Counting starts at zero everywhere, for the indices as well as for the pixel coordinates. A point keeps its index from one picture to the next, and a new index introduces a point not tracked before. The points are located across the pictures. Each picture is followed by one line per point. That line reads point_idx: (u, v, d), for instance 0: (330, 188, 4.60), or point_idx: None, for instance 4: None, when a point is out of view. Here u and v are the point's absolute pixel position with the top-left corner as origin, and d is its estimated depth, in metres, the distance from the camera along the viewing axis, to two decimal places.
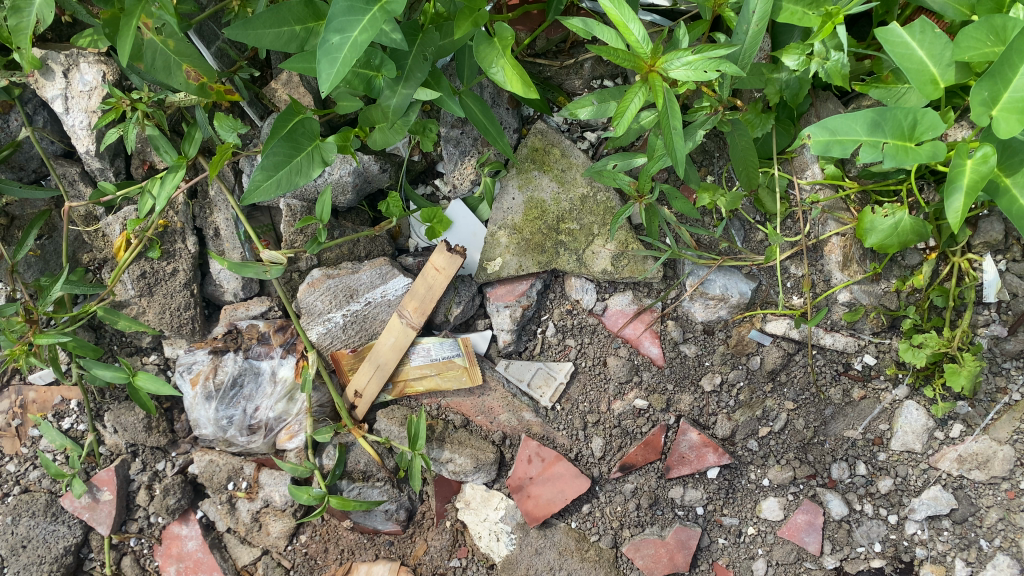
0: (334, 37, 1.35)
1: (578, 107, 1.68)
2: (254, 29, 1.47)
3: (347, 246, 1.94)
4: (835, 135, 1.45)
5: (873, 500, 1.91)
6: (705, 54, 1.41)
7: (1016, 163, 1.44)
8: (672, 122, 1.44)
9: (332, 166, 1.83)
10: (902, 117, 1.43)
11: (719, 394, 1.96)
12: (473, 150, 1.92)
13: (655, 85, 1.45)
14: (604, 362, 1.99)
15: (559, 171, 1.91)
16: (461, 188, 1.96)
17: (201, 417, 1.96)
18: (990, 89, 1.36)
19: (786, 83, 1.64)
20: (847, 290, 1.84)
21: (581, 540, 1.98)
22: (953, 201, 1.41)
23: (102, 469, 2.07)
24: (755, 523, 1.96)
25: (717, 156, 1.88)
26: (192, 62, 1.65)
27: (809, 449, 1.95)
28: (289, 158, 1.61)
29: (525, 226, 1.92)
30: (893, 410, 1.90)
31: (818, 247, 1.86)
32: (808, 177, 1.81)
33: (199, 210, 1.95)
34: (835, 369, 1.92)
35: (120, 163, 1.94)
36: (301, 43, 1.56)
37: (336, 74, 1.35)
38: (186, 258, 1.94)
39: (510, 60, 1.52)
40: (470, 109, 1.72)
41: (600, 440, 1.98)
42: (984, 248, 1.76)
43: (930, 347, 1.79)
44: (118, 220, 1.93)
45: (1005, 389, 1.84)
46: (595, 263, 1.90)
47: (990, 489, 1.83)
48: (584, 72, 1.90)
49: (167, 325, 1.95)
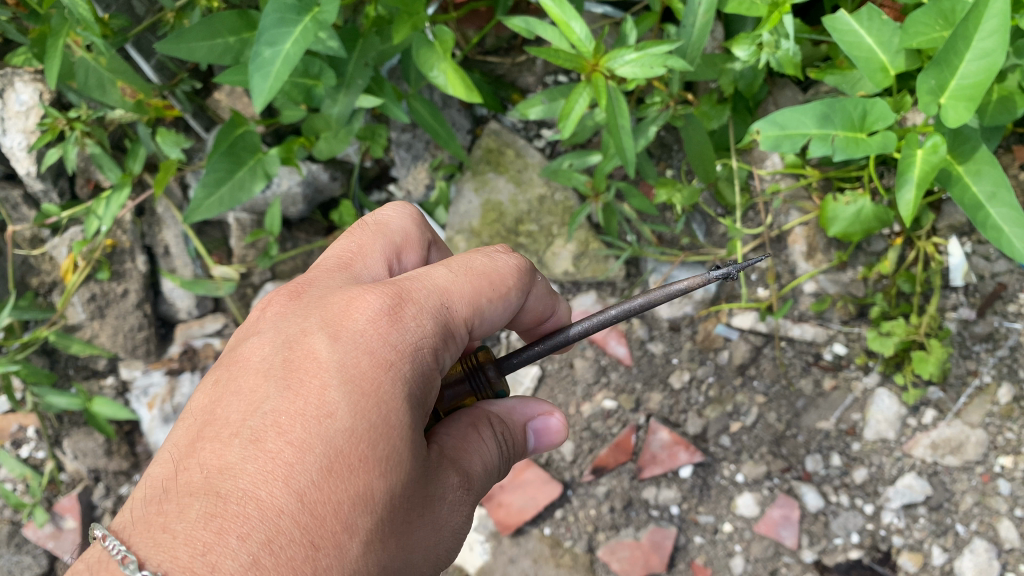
0: (266, 50, 1.31)
1: (529, 107, 1.66)
2: (186, 43, 1.42)
3: (301, 258, 1.89)
4: (785, 129, 1.41)
5: (848, 491, 1.86)
6: (649, 51, 1.37)
7: (968, 150, 1.42)
8: (620, 121, 1.44)
9: (280, 178, 1.78)
10: (852, 108, 1.39)
11: (689, 391, 1.96)
12: (426, 153, 1.87)
13: (599, 85, 1.42)
14: (571, 364, 2.03)
15: (514, 171, 1.85)
16: (416, 194, 1.90)
17: (160, 440, 1.90)
18: (937, 77, 1.34)
19: (740, 72, 1.60)
20: (813, 280, 1.86)
21: (556, 546, 1.93)
22: (905, 193, 1.37)
23: (64, 497, 2.02)
24: (731, 519, 1.89)
25: (675, 150, 1.84)
26: (126, 78, 1.58)
27: (783, 442, 1.91)
28: (229, 173, 1.57)
29: (483, 230, 1.85)
30: (865, 399, 1.87)
31: (781, 238, 1.88)
32: (768, 167, 1.83)
33: (147, 227, 1.89)
34: (805, 360, 1.91)
35: (64, 183, 1.86)
36: (237, 55, 1.50)
37: (270, 90, 1.31)
38: (136, 278, 1.88)
39: (451, 62, 1.49)
40: (418, 113, 1.68)
41: (571, 444, 1.99)
42: (949, 231, 1.81)
43: (897, 335, 1.77)
44: (64, 241, 1.88)
45: (976, 372, 1.82)
46: (555, 264, 1.83)
47: (964, 473, 1.79)
48: (536, 69, 1.85)
49: (121, 347, 1.90)
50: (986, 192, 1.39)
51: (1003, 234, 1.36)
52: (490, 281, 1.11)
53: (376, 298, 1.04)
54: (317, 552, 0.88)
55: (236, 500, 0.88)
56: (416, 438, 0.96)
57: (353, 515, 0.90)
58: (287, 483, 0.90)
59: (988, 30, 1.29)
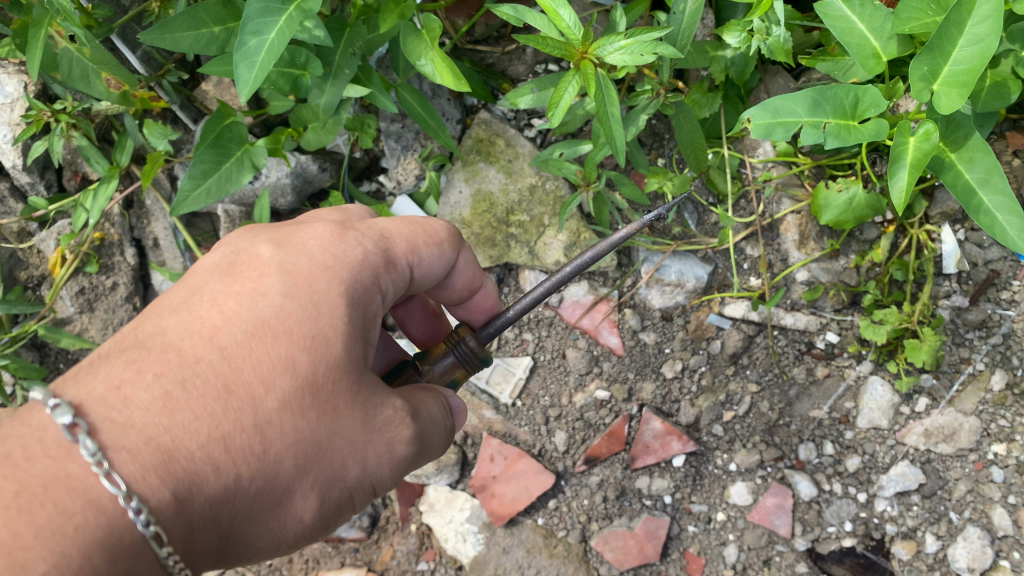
0: (251, 40, 1.29)
1: (518, 95, 1.65)
2: (171, 33, 1.40)
3: None
4: (778, 116, 1.37)
5: (841, 479, 1.87)
6: (639, 38, 1.36)
7: (961, 137, 1.41)
8: (609, 110, 1.42)
9: (268, 169, 1.76)
10: (844, 95, 1.38)
11: (681, 379, 1.92)
12: (415, 144, 1.85)
13: (588, 73, 1.41)
14: (562, 354, 1.95)
15: (505, 162, 1.84)
16: (406, 184, 1.87)
17: None
18: (930, 64, 1.33)
19: (732, 60, 1.59)
20: (806, 268, 1.83)
21: (549, 537, 1.92)
22: (898, 180, 1.37)
23: None
24: (724, 508, 1.90)
25: (667, 138, 1.82)
26: (111, 69, 1.56)
27: (776, 431, 1.91)
28: (216, 164, 1.55)
29: (474, 220, 1.85)
30: (858, 386, 1.87)
31: (773, 227, 1.84)
32: (760, 155, 1.81)
33: (136, 220, 1.88)
34: (798, 349, 1.89)
35: (51, 175, 1.84)
36: (222, 44, 1.49)
37: (255, 80, 1.29)
38: (125, 271, 1.87)
39: (439, 52, 1.47)
40: (407, 102, 1.67)
41: (563, 434, 1.94)
42: (941, 219, 1.79)
43: (890, 324, 1.77)
44: (51, 235, 1.86)
45: (969, 360, 1.81)
46: (547, 254, 1.82)
47: (958, 461, 1.81)
48: (526, 57, 1.83)
49: (111, 341, 1.87)
50: (979, 178, 1.38)
51: (996, 221, 1.36)
52: (425, 231, 1.30)
53: (322, 225, 1.20)
54: (230, 400, 1.04)
55: (171, 356, 1.05)
56: (345, 335, 1.11)
57: (271, 378, 1.06)
58: (213, 340, 1.07)
59: (982, 15, 1.28)
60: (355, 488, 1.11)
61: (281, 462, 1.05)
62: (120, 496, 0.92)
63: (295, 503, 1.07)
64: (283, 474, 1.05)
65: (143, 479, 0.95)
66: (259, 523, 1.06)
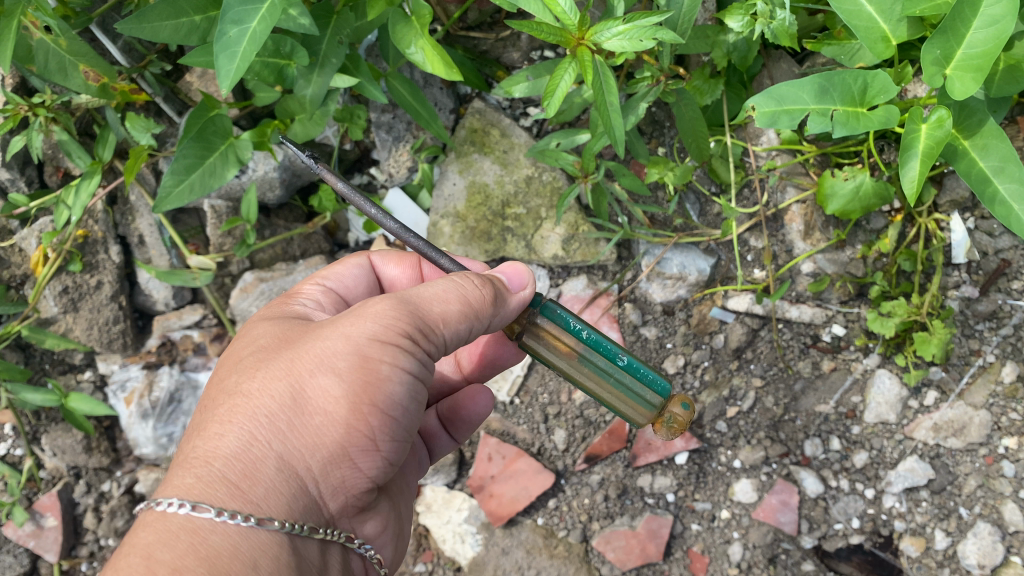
0: (232, 29, 1.23)
1: (513, 83, 1.59)
2: (150, 23, 1.34)
3: (279, 245, 1.81)
4: (783, 103, 1.31)
5: (848, 475, 1.83)
6: (636, 24, 1.30)
7: (974, 124, 1.35)
8: (608, 99, 1.36)
9: (255, 162, 1.71)
10: (852, 82, 1.31)
11: (684, 375, 1.87)
12: (407, 135, 1.79)
13: (585, 60, 1.35)
14: None
15: (500, 153, 1.79)
16: (398, 176, 1.83)
17: (139, 436, 1.85)
18: (943, 47, 1.27)
19: (734, 45, 1.53)
20: (811, 259, 1.78)
21: (549, 537, 1.88)
22: (909, 169, 1.31)
23: (44, 494, 1.97)
24: (728, 506, 1.86)
25: (667, 126, 1.76)
26: (89, 61, 1.50)
27: (781, 426, 1.86)
28: (199, 159, 1.50)
29: (468, 214, 1.79)
30: (865, 380, 1.82)
31: (778, 217, 1.79)
32: (763, 143, 1.75)
33: (120, 217, 1.81)
34: (803, 342, 1.85)
35: (31, 172, 1.79)
36: (204, 34, 1.43)
37: (236, 71, 1.23)
38: (110, 269, 1.81)
39: (429, 39, 1.41)
40: (398, 93, 1.62)
41: (562, 432, 1.89)
42: (951, 207, 1.73)
43: (899, 316, 1.71)
44: (33, 233, 1.80)
45: (979, 352, 1.76)
46: (544, 248, 1.77)
47: (967, 455, 1.76)
48: (521, 44, 1.77)
49: (97, 340, 1.82)
50: (994, 166, 1.32)
51: (1012, 210, 1.30)
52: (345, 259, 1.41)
53: None
54: (218, 396, 1.09)
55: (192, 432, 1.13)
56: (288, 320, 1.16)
57: (246, 360, 1.11)
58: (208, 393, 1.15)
59: None
60: (360, 352, 1.04)
61: (281, 389, 1.05)
62: (163, 505, 0.99)
63: (318, 396, 1.04)
64: (281, 395, 1.05)
65: (177, 485, 1.01)
66: (308, 437, 1.03)
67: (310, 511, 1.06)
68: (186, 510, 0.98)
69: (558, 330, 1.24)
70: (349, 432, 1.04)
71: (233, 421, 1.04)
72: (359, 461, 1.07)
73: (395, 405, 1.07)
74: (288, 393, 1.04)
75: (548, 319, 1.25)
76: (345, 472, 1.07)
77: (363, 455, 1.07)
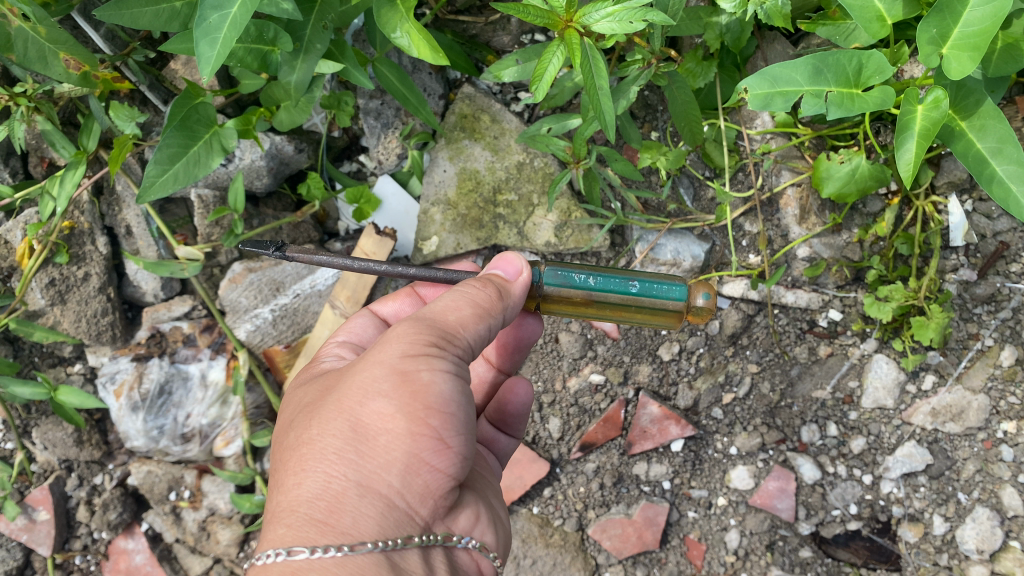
0: (212, 15, 1.20)
1: (503, 68, 1.57)
2: (129, 9, 1.32)
3: (267, 235, 1.76)
4: (776, 86, 1.28)
5: (846, 461, 1.82)
6: (626, 5, 1.27)
7: (971, 104, 1.32)
8: (598, 82, 1.34)
9: (242, 151, 1.68)
10: (847, 62, 1.27)
11: (679, 362, 1.84)
12: (396, 121, 1.76)
13: (574, 43, 1.32)
14: (555, 338, 1.86)
15: (491, 138, 1.76)
16: (387, 164, 1.81)
17: (129, 429, 1.81)
18: (938, 26, 1.24)
19: (727, 27, 1.52)
20: (807, 244, 1.75)
21: (545, 525, 1.88)
22: (905, 151, 1.28)
23: (36, 488, 1.95)
24: (725, 493, 1.84)
25: (660, 110, 1.73)
26: (70, 48, 1.48)
27: (777, 413, 1.84)
28: (183, 148, 1.47)
29: (459, 201, 1.77)
30: (862, 365, 1.80)
31: (773, 201, 1.75)
32: (758, 126, 1.72)
33: (107, 207, 1.79)
34: (799, 328, 1.82)
35: (15, 163, 1.77)
36: (186, 20, 1.40)
37: (217, 58, 1.21)
38: (97, 261, 1.78)
39: (415, 23, 1.38)
40: (385, 78, 1.59)
41: (557, 420, 1.87)
42: (948, 189, 1.70)
43: (896, 300, 1.69)
44: (18, 224, 1.78)
45: (977, 335, 1.74)
46: (536, 235, 1.75)
47: (966, 440, 1.75)
48: (511, 28, 1.73)
49: (85, 333, 1.80)
50: (991, 148, 1.30)
51: (1010, 192, 1.28)
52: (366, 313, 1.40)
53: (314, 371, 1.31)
54: (284, 456, 1.08)
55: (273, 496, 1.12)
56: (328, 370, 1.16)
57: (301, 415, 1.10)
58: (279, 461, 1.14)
59: None
60: (401, 367, 1.03)
61: (342, 425, 1.04)
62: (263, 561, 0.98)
63: (375, 420, 1.02)
64: (342, 431, 1.04)
65: (272, 540, 1.00)
66: (377, 457, 1.02)
67: (404, 525, 1.03)
68: (284, 557, 0.97)
69: (566, 289, 1.23)
70: (416, 441, 1.02)
71: (305, 469, 1.03)
72: (435, 465, 1.04)
73: (450, 403, 1.04)
74: (348, 428, 1.03)
75: (553, 285, 1.23)
76: (427, 479, 1.04)
77: (437, 458, 1.04)
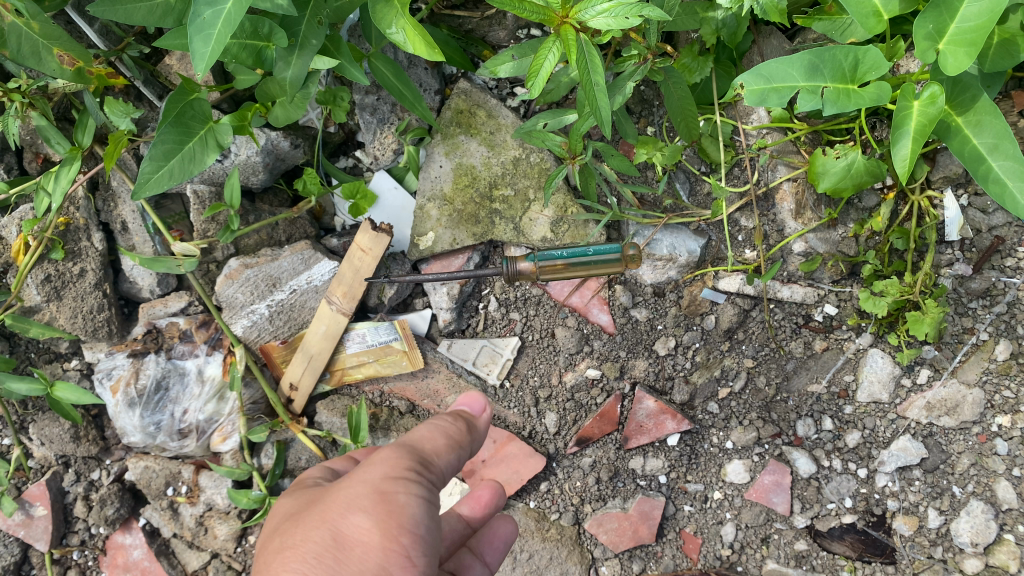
0: (206, 11, 1.20)
1: (498, 64, 1.56)
2: (124, 6, 1.32)
3: (264, 231, 1.76)
4: (772, 82, 1.28)
5: (841, 455, 1.84)
6: (623, 1, 1.27)
7: (967, 100, 1.32)
8: (593, 77, 1.34)
9: (237, 146, 1.67)
10: (843, 58, 1.27)
11: (675, 357, 1.84)
12: (392, 116, 1.75)
13: (569, 39, 1.32)
14: (552, 333, 1.85)
15: (487, 134, 1.75)
16: (383, 160, 1.80)
17: (126, 425, 1.80)
18: (935, 21, 1.24)
19: (723, 21, 1.51)
20: (803, 239, 1.75)
21: (541, 520, 1.87)
22: (901, 147, 1.28)
23: (33, 484, 1.95)
24: (721, 487, 1.87)
25: (656, 105, 1.73)
26: (64, 44, 1.48)
27: (773, 407, 1.86)
28: (178, 145, 1.46)
29: (455, 196, 1.77)
30: (857, 359, 1.81)
31: (769, 196, 1.76)
32: (754, 121, 1.71)
33: (102, 203, 1.79)
34: (795, 322, 1.82)
35: (10, 159, 1.77)
36: (179, 16, 1.39)
37: (212, 55, 1.21)
38: (93, 257, 1.79)
39: (410, 19, 1.38)
40: (381, 74, 1.59)
41: (553, 415, 1.86)
42: (944, 184, 1.69)
43: (891, 295, 1.70)
44: (13, 220, 1.77)
45: (972, 330, 1.74)
46: (533, 231, 1.75)
47: (960, 434, 1.76)
48: (507, 22, 1.73)
49: (81, 329, 1.79)
50: (988, 143, 1.30)
51: (1007, 187, 1.28)
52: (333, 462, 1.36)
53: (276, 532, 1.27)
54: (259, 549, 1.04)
55: None
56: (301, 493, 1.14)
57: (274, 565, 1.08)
58: None
59: None
60: (382, 496, 1.03)
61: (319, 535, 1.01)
62: None
63: (354, 535, 1.00)
64: (322, 540, 1.01)
65: None
66: (355, 562, 0.98)
67: None
68: None
69: None
70: (388, 555, 0.99)
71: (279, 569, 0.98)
72: None
73: (423, 528, 1.04)
74: (328, 537, 1.01)
75: None
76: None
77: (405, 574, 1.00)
